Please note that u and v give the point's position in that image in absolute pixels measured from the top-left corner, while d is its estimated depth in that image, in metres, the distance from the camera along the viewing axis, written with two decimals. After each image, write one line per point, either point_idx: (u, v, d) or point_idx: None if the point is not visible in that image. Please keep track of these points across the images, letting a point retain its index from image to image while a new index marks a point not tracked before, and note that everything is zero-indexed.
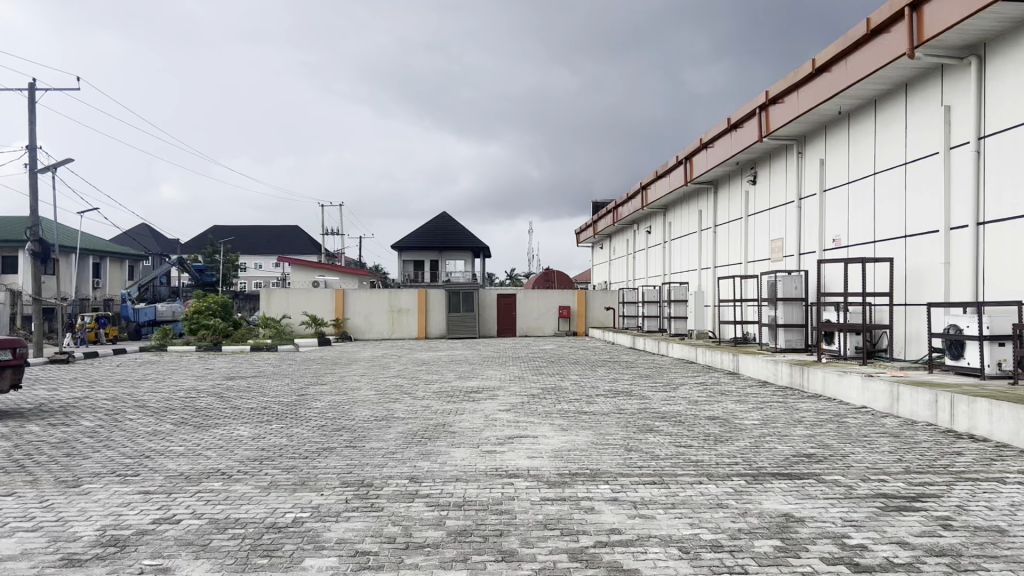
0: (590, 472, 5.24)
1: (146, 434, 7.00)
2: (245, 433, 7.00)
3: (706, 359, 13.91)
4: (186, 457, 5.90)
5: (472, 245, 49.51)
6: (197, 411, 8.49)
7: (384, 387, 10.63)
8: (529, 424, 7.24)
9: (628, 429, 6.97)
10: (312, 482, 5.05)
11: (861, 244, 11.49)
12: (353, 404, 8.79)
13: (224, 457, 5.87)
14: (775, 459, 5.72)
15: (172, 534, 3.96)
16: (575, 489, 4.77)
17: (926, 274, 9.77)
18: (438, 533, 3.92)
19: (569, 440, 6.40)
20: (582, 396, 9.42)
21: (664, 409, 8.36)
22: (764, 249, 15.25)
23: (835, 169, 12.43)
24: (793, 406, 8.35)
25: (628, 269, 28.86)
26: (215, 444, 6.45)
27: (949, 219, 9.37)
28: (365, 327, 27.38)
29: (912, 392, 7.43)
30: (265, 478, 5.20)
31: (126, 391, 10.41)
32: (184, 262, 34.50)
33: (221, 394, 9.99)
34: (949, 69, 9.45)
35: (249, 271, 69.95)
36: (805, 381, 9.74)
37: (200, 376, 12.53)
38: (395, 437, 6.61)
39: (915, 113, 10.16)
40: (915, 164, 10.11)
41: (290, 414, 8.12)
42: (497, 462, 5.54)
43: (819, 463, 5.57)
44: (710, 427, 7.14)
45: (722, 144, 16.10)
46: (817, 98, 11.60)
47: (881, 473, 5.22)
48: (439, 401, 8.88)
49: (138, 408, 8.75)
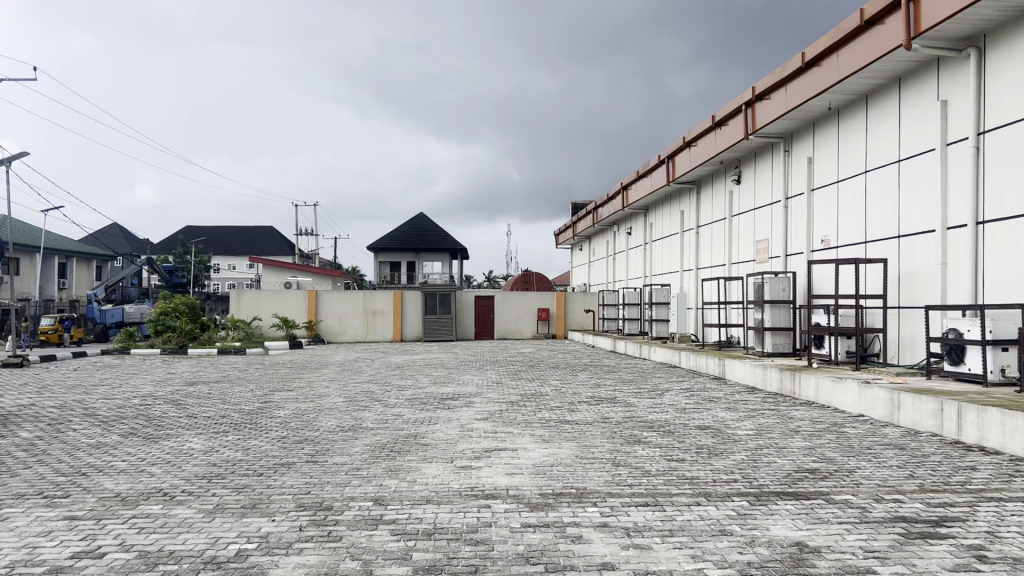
0: (575, 492, 4.71)
1: (87, 447, 6.39)
2: (198, 445, 6.42)
3: (690, 364, 13.49)
4: (126, 475, 5.30)
5: (449, 248, 49.00)
6: (150, 420, 7.89)
7: (354, 394, 10.04)
8: (507, 435, 6.70)
9: (615, 441, 6.47)
10: (264, 505, 4.49)
11: (851, 244, 11.09)
12: (318, 413, 8.20)
13: (169, 475, 5.29)
14: (777, 475, 5.23)
15: (91, 572, 3.39)
16: (558, 513, 4.26)
17: (921, 277, 9.37)
18: (402, 571, 3.36)
19: (551, 455, 5.86)
20: (564, 403, 8.91)
21: (651, 417, 7.88)
22: (748, 251, 14.86)
23: (823, 167, 12.04)
24: (787, 415, 7.89)
25: (608, 270, 28.39)
26: (162, 459, 5.86)
27: (947, 218, 8.96)
28: (339, 330, 26.68)
29: (913, 399, 6.99)
30: (211, 500, 4.64)
31: (77, 399, 9.74)
32: (154, 263, 33.69)
33: (178, 402, 9.36)
34: (946, 63, 9.05)
35: (223, 271, 68.90)
36: (797, 388, 9.31)
37: (160, 381, 11.89)
38: (362, 451, 6.04)
39: (909, 109, 9.76)
40: (909, 162, 9.70)
41: (249, 425, 7.51)
42: (473, 480, 5.00)
43: (826, 480, 5.08)
44: (702, 438, 6.65)
45: (705, 142, 15.66)
46: (806, 94, 11.18)
47: (895, 492, 4.73)
48: (411, 410, 8.31)
49: (85, 417, 8.11)
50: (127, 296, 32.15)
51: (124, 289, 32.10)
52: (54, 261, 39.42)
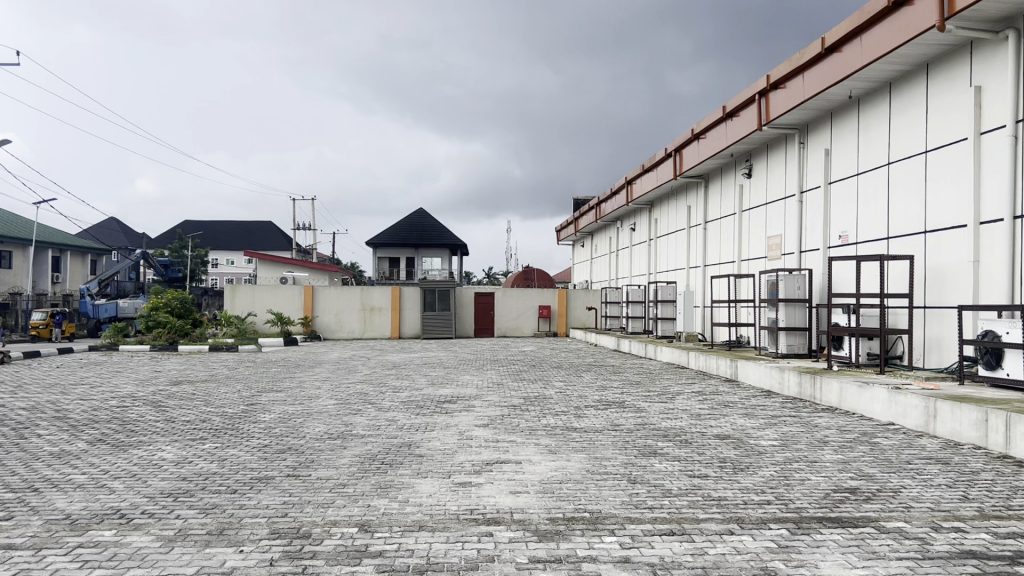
0: (588, 517, 4.13)
1: (48, 457, 5.80)
2: (170, 455, 5.84)
3: (698, 365, 12.92)
4: (82, 492, 4.71)
5: (448, 245, 48.32)
6: (124, 425, 7.30)
7: (346, 395, 9.48)
8: (510, 445, 6.13)
9: (629, 452, 5.89)
10: (232, 532, 3.91)
11: (872, 240, 10.53)
12: (306, 418, 7.61)
13: (130, 492, 4.70)
14: (814, 496, 4.64)
15: None
16: (571, 545, 3.68)
17: (951, 275, 8.78)
18: None
19: (559, 469, 5.28)
20: (569, 407, 8.35)
21: (665, 424, 7.29)
22: (760, 247, 14.29)
23: (841, 159, 11.46)
24: (812, 423, 7.31)
25: (611, 267, 27.82)
26: (127, 472, 5.27)
27: (979, 212, 8.37)
28: (335, 326, 26.09)
29: (952, 408, 6.40)
30: (174, 523, 4.06)
31: (51, 399, 9.14)
32: (149, 258, 33.14)
33: (159, 404, 8.79)
34: (980, 46, 8.44)
35: (221, 266, 68.48)
36: (818, 392, 8.74)
37: (143, 380, 11.28)
38: (349, 464, 5.45)
39: (938, 96, 9.17)
40: (938, 152, 9.12)
41: (229, 431, 6.92)
42: (473, 501, 4.41)
43: (871, 503, 4.49)
44: (724, 450, 6.07)
45: (715, 134, 15.05)
46: (826, 81, 10.57)
47: (954, 518, 4.14)
48: (406, 414, 7.71)
49: (54, 421, 7.52)
50: (122, 290, 31.17)
51: (119, 284, 31.21)
52: (47, 256, 38.86)
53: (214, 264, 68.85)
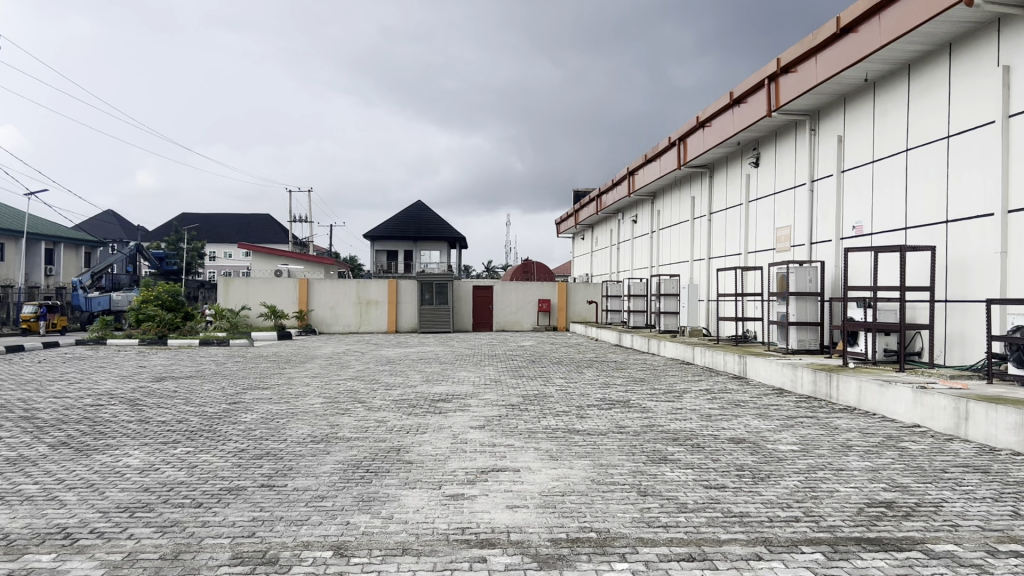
0: (595, 538, 3.63)
1: (3, 462, 5.31)
2: (134, 461, 5.35)
3: (705, 361, 12.42)
4: (28, 506, 4.20)
5: (448, 236, 47.90)
6: (94, 426, 6.79)
7: (335, 394, 8.95)
8: (508, 450, 5.64)
9: (637, 459, 5.40)
10: (188, 557, 3.41)
11: (888, 231, 10.05)
12: (289, 419, 7.09)
13: (83, 506, 4.20)
14: (847, 512, 4.14)
15: None
16: (575, 573, 3.18)
17: (975, 267, 8.31)
18: None
19: (561, 478, 4.79)
20: (571, 407, 7.84)
21: (674, 426, 6.80)
22: (768, 238, 13.78)
23: (855, 146, 10.97)
24: (830, 424, 6.83)
25: (612, 260, 27.35)
26: (84, 481, 4.77)
27: (1008, 200, 7.86)
28: (331, 320, 25.61)
29: (987, 410, 5.91)
30: (122, 545, 3.56)
31: (22, 397, 8.64)
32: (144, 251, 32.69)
33: (135, 403, 8.25)
34: (1010, 21, 7.91)
35: (219, 260, 67.84)
36: (835, 391, 8.25)
37: (124, 377, 10.75)
38: (331, 472, 4.97)
39: (963, 77, 8.65)
40: (962, 137, 8.60)
41: (205, 433, 6.43)
42: (465, 518, 3.92)
43: (912, 520, 3.99)
44: (740, 455, 5.58)
45: (721, 122, 14.51)
46: (841, 64, 10.04)
47: (1009, 540, 3.66)
48: (397, 415, 7.22)
49: (22, 421, 7.01)
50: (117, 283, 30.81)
51: (113, 277, 30.57)
52: (41, 248, 38.36)
53: (211, 258, 68.24)
